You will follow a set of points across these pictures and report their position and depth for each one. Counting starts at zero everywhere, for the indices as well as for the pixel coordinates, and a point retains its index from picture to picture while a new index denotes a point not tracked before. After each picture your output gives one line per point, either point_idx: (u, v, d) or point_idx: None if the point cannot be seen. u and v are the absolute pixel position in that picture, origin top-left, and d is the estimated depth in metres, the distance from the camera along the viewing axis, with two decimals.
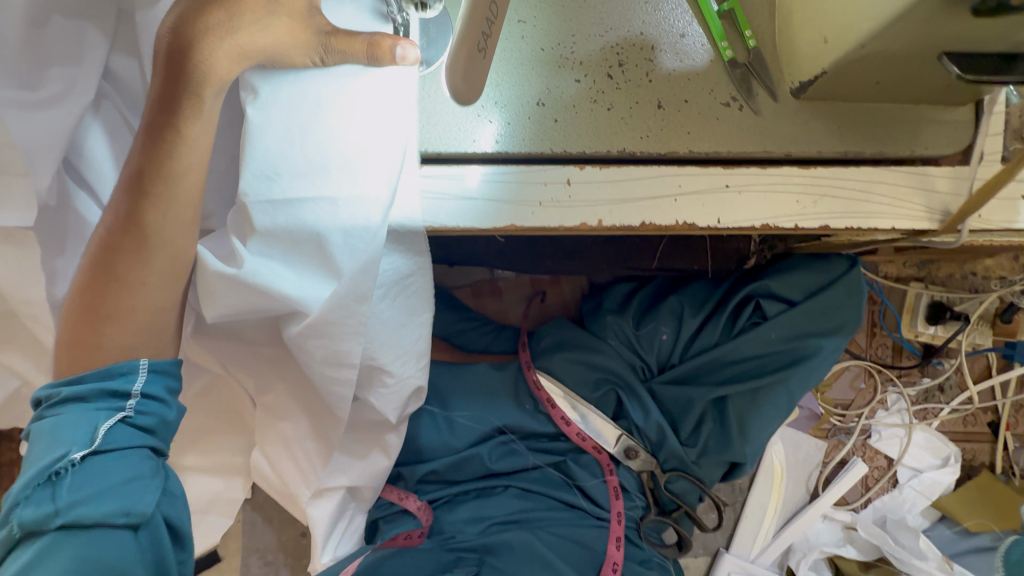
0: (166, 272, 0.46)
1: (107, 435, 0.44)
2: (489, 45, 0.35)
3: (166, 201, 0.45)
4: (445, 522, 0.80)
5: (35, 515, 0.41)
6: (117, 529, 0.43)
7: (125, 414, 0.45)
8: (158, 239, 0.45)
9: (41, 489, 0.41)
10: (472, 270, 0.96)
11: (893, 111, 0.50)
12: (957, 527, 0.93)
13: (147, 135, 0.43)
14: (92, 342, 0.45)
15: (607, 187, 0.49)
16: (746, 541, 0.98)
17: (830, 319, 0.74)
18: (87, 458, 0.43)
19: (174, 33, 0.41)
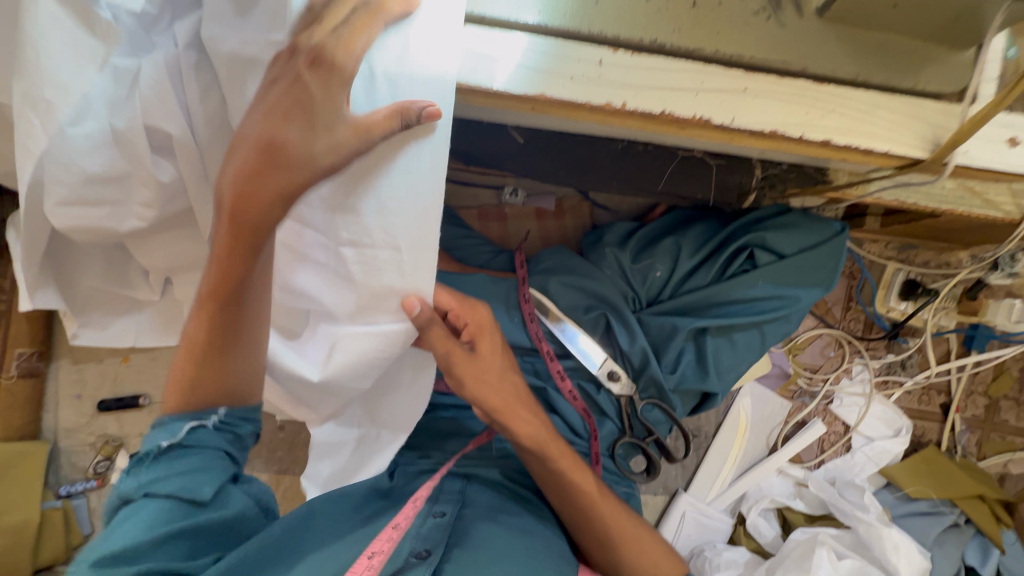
0: (247, 358, 0.60)
1: (190, 439, 0.59)
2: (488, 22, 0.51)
3: (245, 310, 0.58)
4: (418, 428, 0.85)
5: (130, 487, 0.57)
6: (190, 504, 0.57)
7: (210, 431, 0.60)
8: (241, 327, 0.59)
9: (139, 465, 0.58)
10: (481, 193, 0.99)
11: (902, 45, 0.54)
12: (899, 493, 1.00)
13: (229, 286, 0.57)
14: (185, 387, 0.61)
15: (635, 73, 0.52)
16: (705, 485, 1.03)
17: (811, 275, 0.80)
18: (166, 451, 0.58)
19: (271, 158, 0.52)
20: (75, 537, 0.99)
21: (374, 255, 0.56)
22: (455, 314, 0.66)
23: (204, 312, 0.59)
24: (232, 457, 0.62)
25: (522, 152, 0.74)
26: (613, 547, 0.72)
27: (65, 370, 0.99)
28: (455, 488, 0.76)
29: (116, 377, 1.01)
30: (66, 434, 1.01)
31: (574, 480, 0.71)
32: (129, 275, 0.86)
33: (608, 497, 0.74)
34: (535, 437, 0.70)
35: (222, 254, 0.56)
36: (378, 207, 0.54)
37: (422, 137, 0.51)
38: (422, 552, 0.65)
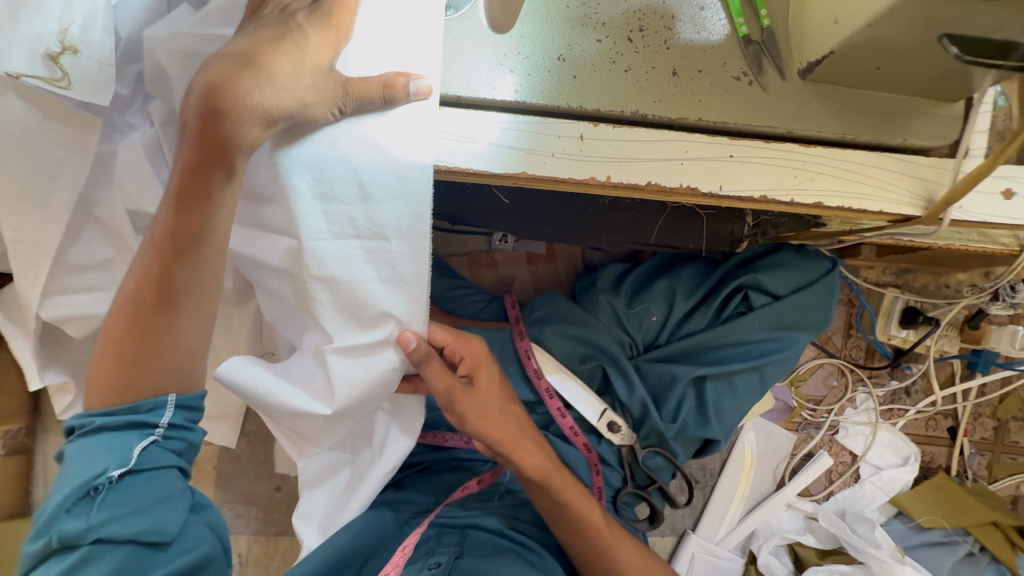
0: (197, 318, 0.52)
1: (140, 456, 0.49)
2: (465, 100, 0.50)
3: (197, 263, 0.49)
4: None
5: (73, 528, 0.46)
6: (151, 544, 0.49)
7: (158, 438, 0.51)
8: (188, 295, 0.50)
9: (81, 503, 0.47)
10: (469, 240, 0.98)
11: (888, 101, 0.53)
12: (910, 522, 0.99)
13: (174, 238, 0.48)
14: (128, 381, 0.50)
15: (617, 146, 0.51)
16: (712, 524, 1.01)
17: (807, 316, 0.78)
18: (122, 478, 0.48)
19: (208, 98, 0.43)
20: None
21: (359, 250, 0.52)
22: (451, 350, 0.63)
23: (146, 275, 0.49)
24: (182, 472, 0.53)
25: (507, 212, 0.72)
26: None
27: (52, 443, 0.97)
28: (454, 540, 0.74)
29: None
30: None
31: (581, 512, 0.69)
32: None
33: (616, 531, 0.71)
34: (540, 466, 0.67)
35: (165, 203, 0.48)
36: (362, 197, 0.50)
37: (407, 216, 0.50)
38: None
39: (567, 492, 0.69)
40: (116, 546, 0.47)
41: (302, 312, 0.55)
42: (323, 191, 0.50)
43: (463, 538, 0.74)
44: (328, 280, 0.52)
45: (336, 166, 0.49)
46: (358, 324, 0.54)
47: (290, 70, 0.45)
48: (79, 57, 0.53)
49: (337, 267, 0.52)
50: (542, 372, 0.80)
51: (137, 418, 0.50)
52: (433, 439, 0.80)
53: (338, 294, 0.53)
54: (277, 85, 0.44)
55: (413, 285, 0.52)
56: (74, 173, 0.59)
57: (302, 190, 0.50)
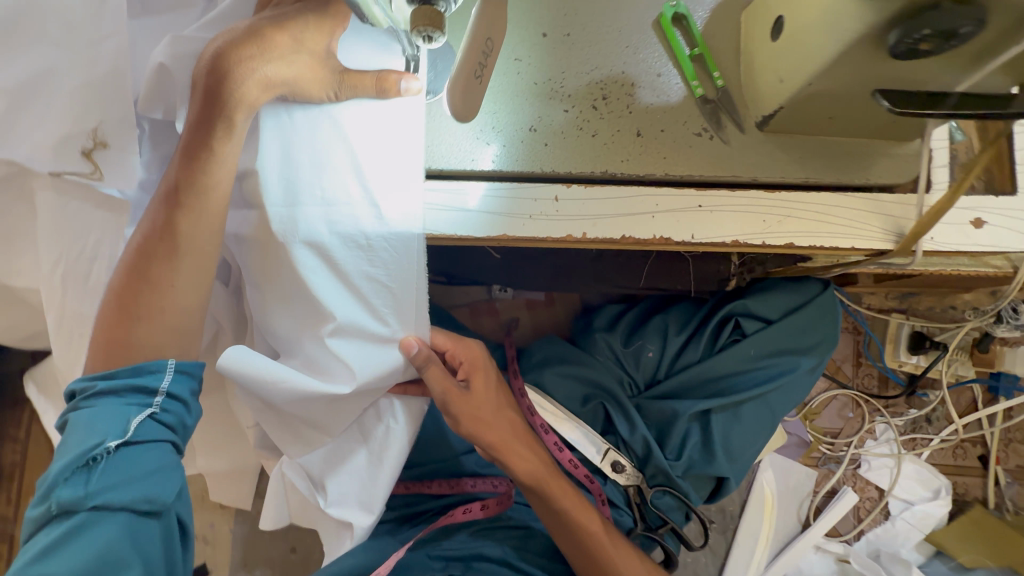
0: (194, 272, 0.53)
1: (137, 427, 0.50)
2: (447, 172, 0.55)
3: (196, 212, 0.52)
4: None
5: (72, 494, 0.47)
6: (143, 516, 0.49)
7: (153, 410, 0.51)
8: (189, 246, 0.52)
9: (78, 473, 0.47)
10: (470, 290, 1.01)
11: (847, 144, 0.55)
12: (953, 563, 0.91)
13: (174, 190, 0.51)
14: (124, 336, 0.52)
15: (591, 204, 0.54)
16: (739, 571, 0.96)
17: (804, 338, 0.80)
18: (118, 449, 0.48)
19: (214, 62, 0.48)
20: None
21: (347, 214, 0.52)
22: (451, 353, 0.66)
23: (152, 224, 0.52)
24: (176, 447, 0.53)
25: (500, 266, 0.76)
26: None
27: None
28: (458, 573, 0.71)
29: None
30: None
31: (581, 520, 0.68)
32: None
33: (616, 539, 0.70)
34: (532, 474, 0.67)
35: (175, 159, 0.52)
36: (352, 169, 0.52)
37: (395, 261, 0.52)
38: None
39: (566, 500, 0.68)
40: (111, 517, 0.47)
41: (292, 293, 0.54)
42: (314, 166, 0.52)
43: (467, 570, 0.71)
44: (319, 245, 0.52)
45: (329, 142, 0.52)
46: (353, 291, 0.54)
47: (285, 88, 0.50)
48: (107, 149, 0.55)
49: (325, 235, 0.52)
50: (536, 409, 0.81)
51: (138, 382, 0.51)
52: (442, 489, 0.77)
53: (329, 260, 0.53)
54: (275, 61, 0.48)
55: (407, 289, 0.53)
56: (110, 253, 0.60)
57: (294, 162, 0.52)
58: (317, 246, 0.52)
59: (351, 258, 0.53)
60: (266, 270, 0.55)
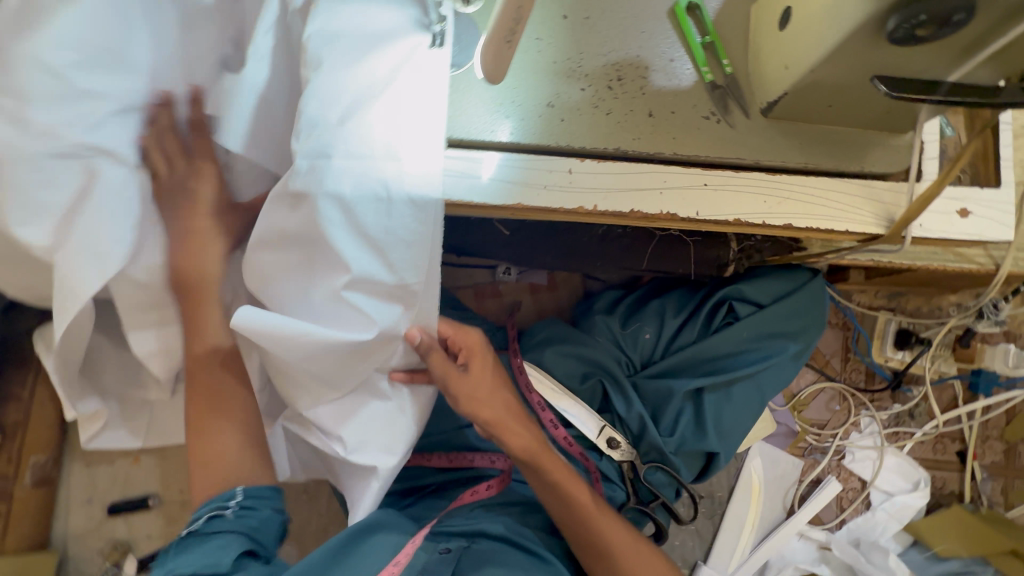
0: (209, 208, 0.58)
1: (208, 524, 0.56)
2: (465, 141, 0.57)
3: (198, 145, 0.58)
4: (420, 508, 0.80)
5: (160, 574, 0.54)
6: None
7: (221, 506, 0.56)
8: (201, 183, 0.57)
9: (168, 554, 0.55)
10: (475, 273, 1.04)
11: (845, 133, 0.59)
12: (927, 552, 0.96)
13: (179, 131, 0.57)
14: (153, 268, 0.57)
15: (603, 178, 0.57)
16: (725, 554, 0.99)
17: (794, 323, 0.83)
18: (187, 538, 0.55)
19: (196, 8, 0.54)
20: None
21: (370, 167, 0.52)
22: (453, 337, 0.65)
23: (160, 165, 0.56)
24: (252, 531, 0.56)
25: (509, 243, 0.79)
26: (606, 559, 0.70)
27: (76, 474, 1.01)
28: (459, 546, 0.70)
29: (128, 479, 1.02)
30: (77, 540, 1.00)
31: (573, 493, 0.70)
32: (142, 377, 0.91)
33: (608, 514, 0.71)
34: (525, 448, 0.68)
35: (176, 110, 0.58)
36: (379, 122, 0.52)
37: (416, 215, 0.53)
38: None
39: (556, 472, 0.70)
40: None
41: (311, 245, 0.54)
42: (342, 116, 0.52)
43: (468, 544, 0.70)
44: (338, 194, 0.52)
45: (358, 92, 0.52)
46: (368, 244, 0.53)
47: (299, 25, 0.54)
48: None
49: (349, 185, 0.52)
50: (533, 387, 0.83)
51: (213, 510, 0.56)
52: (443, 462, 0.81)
53: (349, 212, 0.52)
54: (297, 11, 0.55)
55: (424, 245, 0.53)
56: None
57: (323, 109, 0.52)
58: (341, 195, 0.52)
59: (374, 210, 0.52)
60: (284, 221, 0.54)
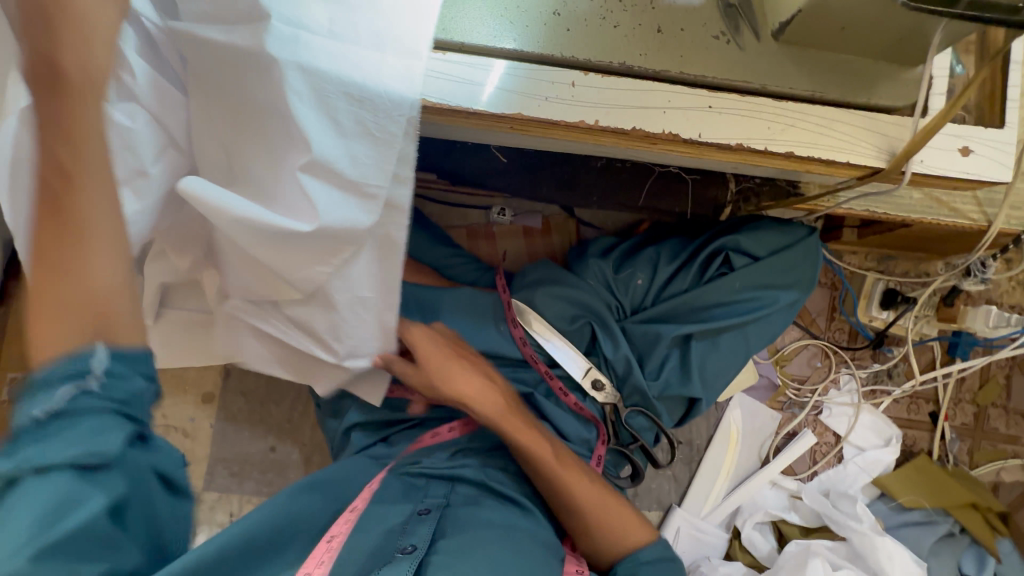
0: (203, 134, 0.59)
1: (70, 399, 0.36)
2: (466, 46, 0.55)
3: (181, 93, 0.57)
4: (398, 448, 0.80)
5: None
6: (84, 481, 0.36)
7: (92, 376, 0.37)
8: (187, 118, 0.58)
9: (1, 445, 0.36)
10: (469, 213, 1.02)
11: (855, 63, 0.57)
12: (893, 502, 0.99)
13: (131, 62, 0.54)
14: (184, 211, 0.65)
15: (606, 93, 0.56)
16: (698, 499, 1.02)
17: (787, 276, 0.83)
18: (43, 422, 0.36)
19: None
20: None
21: (353, 52, 0.52)
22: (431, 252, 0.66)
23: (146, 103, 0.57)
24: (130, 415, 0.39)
25: (505, 172, 0.77)
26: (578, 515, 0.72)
27: None
28: (441, 493, 0.72)
29: None
30: None
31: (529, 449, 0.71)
32: None
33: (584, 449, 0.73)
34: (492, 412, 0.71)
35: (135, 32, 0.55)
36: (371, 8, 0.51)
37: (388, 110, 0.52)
38: (410, 547, 0.61)
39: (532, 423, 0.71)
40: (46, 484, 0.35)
41: (285, 135, 0.55)
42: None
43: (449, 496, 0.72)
44: (316, 73, 0.52)
45: None
46: (342, 135, 0.54)
47: None
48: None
49: (327, 74, 0.52)
50: (519, 321, 0.83)
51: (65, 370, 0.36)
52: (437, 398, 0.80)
53: (322, 99, 0.52)
54: None
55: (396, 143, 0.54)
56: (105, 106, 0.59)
57: None
58: (321, 86, 0.52)
59: (349, 103, 0.53)
60: (257, 94, 0.54)
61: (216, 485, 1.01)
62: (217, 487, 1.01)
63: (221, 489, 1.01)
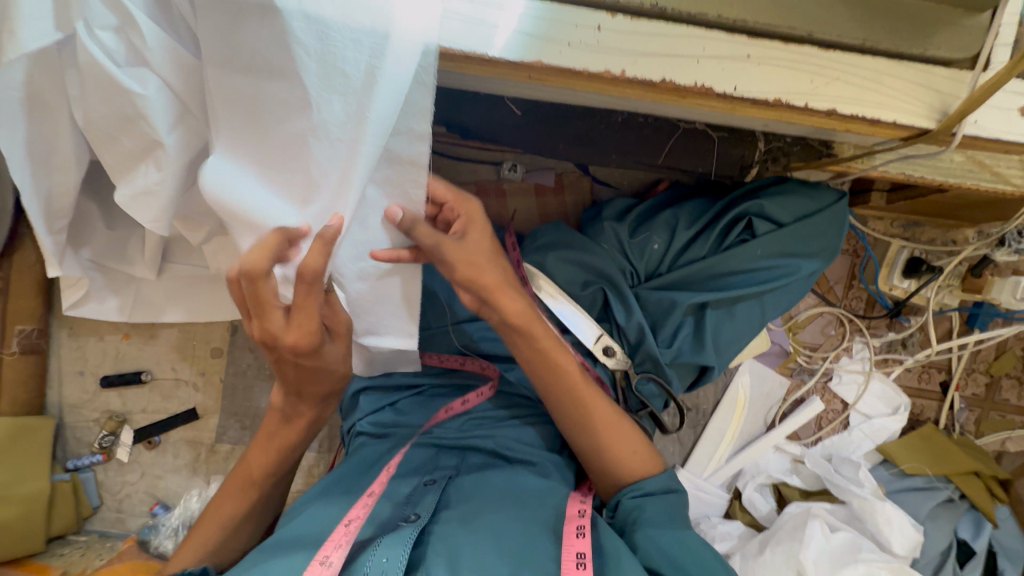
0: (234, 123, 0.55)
1: None
2: None
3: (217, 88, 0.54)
4: (412, 412, 0.80)
5: None
6: None
7: None
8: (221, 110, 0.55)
9: None
10: (479, 168, 0.98)
11: (914, 8, 0.51)
12: (895, 469, 1.01)
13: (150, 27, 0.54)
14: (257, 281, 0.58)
15: (635, 39, 0.50)
16: (701, 461, 1.04)
17: (810, 244, 0.79)
18: None
19: None
20: (83, 509, 1.02)
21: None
22: (450, 206, 0.64)
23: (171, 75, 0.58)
24: None
25: (519, 125, 0.73)
26: (596, 450, 0.70)
27: (66, 345, 1.01)
28: (452, 463, 0.74)
29: (118, 354, 1.02)
30: (72, 409, 1.02)
31: (561, 375, 0.68)
32: (130, 251, 0.88)
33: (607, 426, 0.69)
34: None
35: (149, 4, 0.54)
36: None
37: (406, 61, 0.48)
38: (414, 516, 0.63)
39: (550, 386, 0.69)
40: None
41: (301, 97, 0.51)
42: None
43: (459, 469, 0.73)
44: (326, 55, 0.49)
45: None
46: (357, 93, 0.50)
47: None
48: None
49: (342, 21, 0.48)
50: (530, 281, 0.81)
51: None
52: (453, 362, 0.81)
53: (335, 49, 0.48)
54: None
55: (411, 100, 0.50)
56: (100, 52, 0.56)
57: None
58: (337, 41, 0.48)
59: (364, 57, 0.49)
60: (265, 48, 0.50)
61: (229, 437, 1.04)
62: (230, 439, 1.04)
63: (234, 441, 1.04)
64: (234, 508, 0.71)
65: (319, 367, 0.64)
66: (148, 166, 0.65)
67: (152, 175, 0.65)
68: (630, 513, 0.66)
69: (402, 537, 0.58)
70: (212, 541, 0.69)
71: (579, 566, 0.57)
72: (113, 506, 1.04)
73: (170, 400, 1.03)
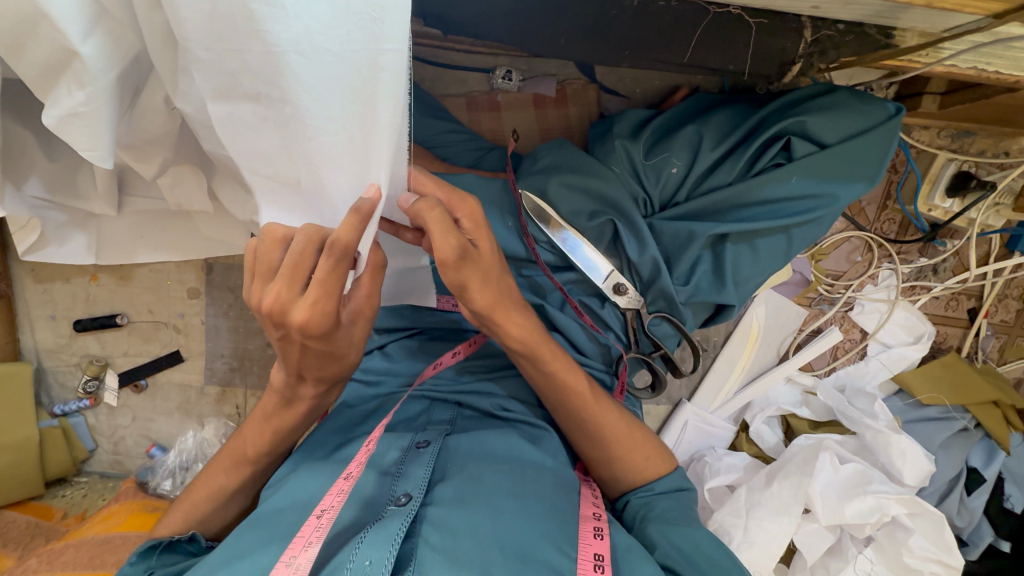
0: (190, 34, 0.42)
1: None
2: None
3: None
4: (404, 361, 0.74)
5: None
6: None
7: None
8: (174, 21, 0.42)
9: None
10: (468, 77, 0.84)
11: None
12: (910, 399, 0.97)
13: None
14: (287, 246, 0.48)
15: None
16: (708, 395, 1.00)
17: (853, 168, 0.68)
18: None
19: None
20: (79, 452, 1.00)
21: None
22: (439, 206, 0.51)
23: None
24: None
25: (513, 14, 0.59)
26: (606, 446, 0.65)
27: (31, 290, 0.94)
28: (446, 417, 0.68)
29: (88, 297, 0.95)
30: (49, 354, 0.97)
31: (568, 382, 0.62)
32: (78, 185, 0.77)
33: (599, 398, 0.65)
34: (526, 336, 0.58)
35: None
36: None
37: None
38: (403, 498, 0.56)
39: (552, 362, 0.61)
40: None
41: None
42: None
43: (454, 424, 0.68)
44: None
45: None
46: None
47: None
48: None
49: None
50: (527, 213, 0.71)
51: None
52: (448, 306, 0.72)
53: None
54: None
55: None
56: None
57: None
58: None
59: None
60: None
61: (218, 378, 1.00)
62: (219, 380, 1.00)
63: (223, 382, 1.00)
64: (233, 474, 0.65)
65: (331, 350, 0.53)
66: (68, 83, 0.51)
67: (74, 94, 0.51)
68: (638, 510, 0.65)
69: (390, 530, 0.51)
70: (198, 489, 0.66)
71: (597, 567, 0.54)
72: (108, 448, 1.03)
73: (151, 343, 0.98)
